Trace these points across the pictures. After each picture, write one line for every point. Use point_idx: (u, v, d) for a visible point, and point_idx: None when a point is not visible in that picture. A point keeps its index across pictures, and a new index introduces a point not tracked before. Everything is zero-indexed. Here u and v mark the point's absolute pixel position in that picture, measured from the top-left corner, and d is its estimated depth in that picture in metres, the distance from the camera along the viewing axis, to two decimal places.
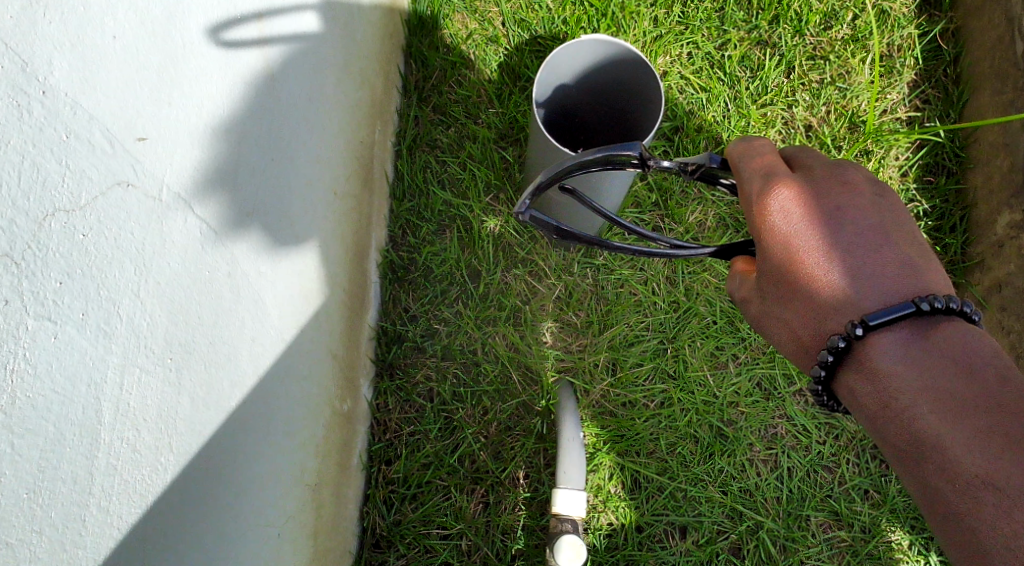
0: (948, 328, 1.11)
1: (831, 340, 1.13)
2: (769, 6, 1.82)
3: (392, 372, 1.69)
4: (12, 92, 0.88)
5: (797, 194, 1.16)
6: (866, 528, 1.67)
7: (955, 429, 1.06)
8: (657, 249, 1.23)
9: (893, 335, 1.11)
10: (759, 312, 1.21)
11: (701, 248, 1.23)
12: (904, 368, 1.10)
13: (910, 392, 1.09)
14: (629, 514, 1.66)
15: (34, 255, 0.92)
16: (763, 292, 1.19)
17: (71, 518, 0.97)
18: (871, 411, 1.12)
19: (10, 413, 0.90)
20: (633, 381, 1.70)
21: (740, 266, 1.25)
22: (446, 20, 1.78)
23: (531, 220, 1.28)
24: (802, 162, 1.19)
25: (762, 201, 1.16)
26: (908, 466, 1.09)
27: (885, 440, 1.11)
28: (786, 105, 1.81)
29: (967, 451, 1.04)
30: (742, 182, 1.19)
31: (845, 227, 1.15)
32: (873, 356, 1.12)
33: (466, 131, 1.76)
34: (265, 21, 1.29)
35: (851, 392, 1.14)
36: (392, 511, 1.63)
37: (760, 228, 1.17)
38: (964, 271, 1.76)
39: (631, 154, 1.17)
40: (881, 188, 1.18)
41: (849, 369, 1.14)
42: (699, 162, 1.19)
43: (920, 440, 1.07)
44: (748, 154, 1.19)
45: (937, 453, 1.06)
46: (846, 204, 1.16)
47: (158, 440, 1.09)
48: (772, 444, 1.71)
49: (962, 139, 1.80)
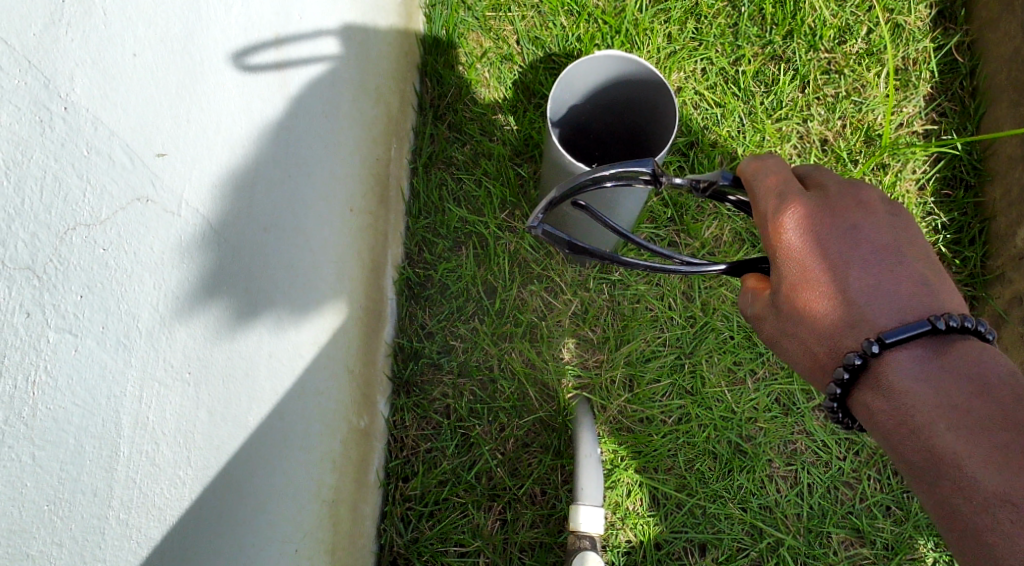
0: (963, 346, 1.10)
1: (848, 357, 1.12)
2: (782, 21, 1.82)
3: (409, 390, 1.69)
4: (35, 108, 0.90)
5: (810, 213, 1.15)
6: (889, 545, 1.65)
7: (973, 445, 1.04)
8: (670, 265, 1.21)
9: (909, 352, 1.10)
10: (773, 331, 1.19)
11: (714, 264, 1.21)
12: (920, 386, 1.09)
13: (927, 409, 1.08)
14: (648, 531, 1.64)
15: (56, 268, 0.93)
16: (777, 308, 1.17)
17: (92, 531, 0.97)
18: (888, 428, 1.10)
19: (32, 425, 0.91)
20: (650, 397, 1.69)
21: (750, 283, 1.23)
22: (461, 39, 1.80)
23: (543, 235, 1.26)
24: (815, 181, 1.19)
25: (777, 218, 1.15)
26: (924, 484, 1.08)
27: (901, 457, 1.09)
28: (801, 119, 1.81)
29: (986, 468, 1.03)
30: (755, 199, 1.18)
31: (860, 246, 1.15)
32: (890, 374, 1.11)
33: (481, 149, 1.77)
34: (283, 44, 1.30)
35: (867, 410, 1.13)
36: (410, 529, 1.63)
37: (774, 245, 1.16)
38: (984, 284, 1.74)
39: (644, 170, 1.18)
40: (896, 207, 1.17)
41: (865, 387, 1.13)
42: (710, 179, 1.20)
43: (937, 457, 1.06)
44: (761, 172, 1.18)
45: (954, 468, 1.05)
46: (860, 222, 1.15)
47: (177, 454, 1.09)
48: (792, 460, 1.69)
49: (980, 152, 1.80)
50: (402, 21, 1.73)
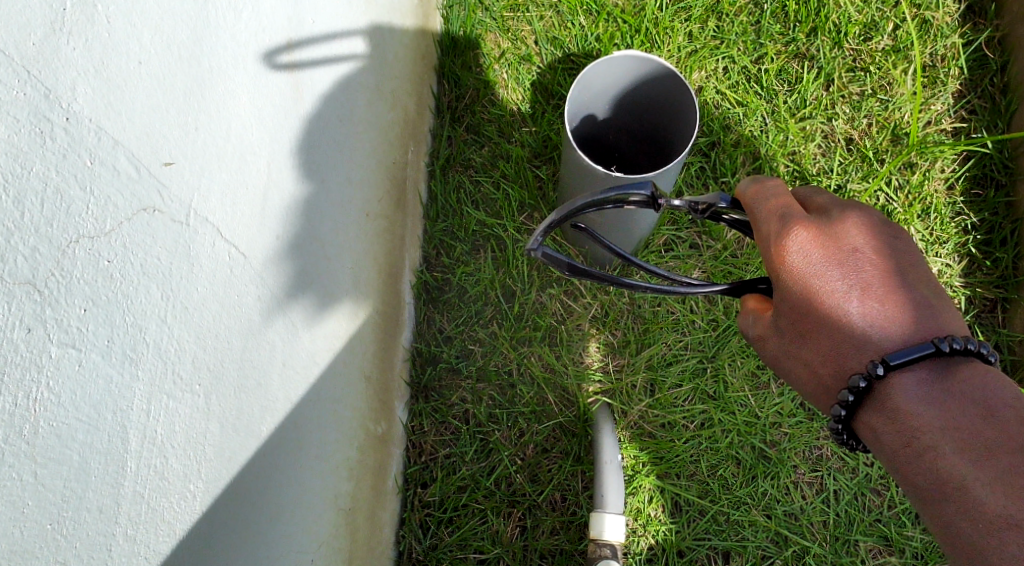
0: (967, 369, 1.07)
1: (852, 379, 1.10)
2: (806, 18, 1.79)
3: (427, 395, 1.67)
4: (35, 119, 0.88)
5: (814, 236, 1.12)
6: (918, 554, 1.62)
7: (978, 468, 1.02)
8: (670, 286, 1.17)
9: (913, 375, 1.08)
10: (778, 351, 1.16)
11: (712, 285, 1.18)
12: (925, 409, 1.06)
13: (933, 432, 1.05)
14: (670, 538, 1.62)
15: (58, 282, 0.91)
16: (780, 329, 1.15)
17: (98, 548, 0.96)
18: (894, 451, 1.08)
19: (34, 443, 0.89)
20: (672, 402, 1.67)
21: (750, 304, 1.20)
22: (479, 39, 1.78)
23: (544, 258, 1.18)
24: (816, 204, 1.16)
25: (779, 242, 1.13)
26: (930, 506, 1.05)
27: (906, 479, 1.07)
28: (825, 118, 1.78)
29: (990, 490, 1.00)
30: (756, 223, 1.16)
31: (863, 269, 1.11)
32: (896, 396, 1.08)
33: (500, 151, 1.75)
34: (295, 47, 1.29)
35: (873, 432, 1.10)
36: (429, 535, 1.62)
37: (777, 268, 1.13)
38: (1017, 286, 1.70)
39: (642, 193, 1.13)
40: (897, 229, 1.14)
41: (870, 409, 1.10)
42: (709, 201, 1.14)
43: (942, 480, 1.03)
44: (761, 196, 1.16)
45: (960, 492, 1.02)
46: (861, 246, 1.12)
47: (187, 467, 1.08)
48: (818, 466, 1.65)
49: (1012, 150, 1.75)
50: (419, 22, 1.71)
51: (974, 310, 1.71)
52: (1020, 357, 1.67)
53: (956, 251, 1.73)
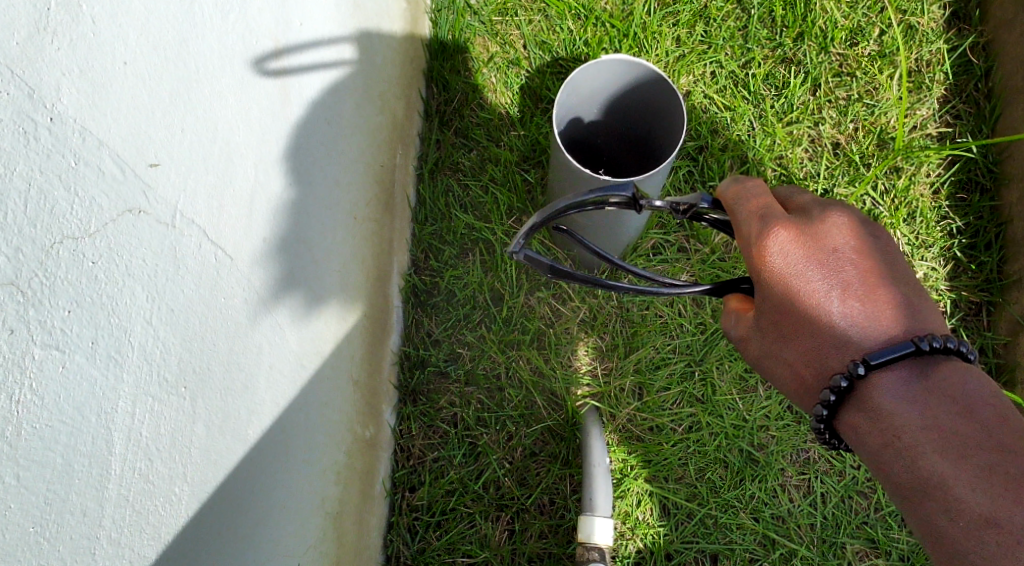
0: (947, 368, 1.08)
1: (834, 379, 1.10)
2: (793, 23, 1.80)
3: (415, 398, 1.67)
4: (19, 119, 0.88)
5: (795, 236, 1.12)
6: (905, 556, 1.62)
7: (959, 468, 1.03)
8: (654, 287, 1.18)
9: (894, 374, 1.08)
10: (760, 351, 1.16)
11: (696, 285, 1.18)
12: (906, 408, 1.07)
13: (914, 431, 1.06)
14: (659, 541, 1.62)
15: (42, 283, 0.90)
16: (762, 329, 1.15)
17: (81, 551, 0.95)
18: (875, 450, 1.08)
19: (16, 445, 0.89)
20: (660, 405, 1.67)
21: (734, 304, 1.20)
22: (467, 43, 1.78)
23: (525, 260, 1.19)
24: (796, 204, 1.16)
25: (761, 242, 1.13)
26: (911, 504, 1.06)
27: (887, 478, 1.08)
28: (812, 122, 1.79)
29: (972, 490, 1.02)
30: (737, 223, 1.16)
31: (843, 269, 1.12)
32: (877, 395, 1.08)
33: (488, 154, 1.76)
34: (284, 50, 1.28)
35: (854, 431, 1.11)
36: (416, 539, 1.61)
37: (758, 269, 1.13)
38: (1002, 289, 1.71)
39: (622, 195, 1.15)
40: (876, 229, 1.15)
41: (851, 408, 1.11)
42: (691, 201, 1.15)
43: (924, 479, 1.04)
44: (742, 196, 1.16)
45: (942, 491, 1.03)
46: (842, 246, 1.13)
47: (172, 470, 1.07)
48: (805, 469, 1.66)
49: (996, 154, 1.76)
50: (408, 27, 1.71)
51: (960, 313, 1.72)
52: (1006, 359, 1.68)
53: (941, 255, 1.74)
